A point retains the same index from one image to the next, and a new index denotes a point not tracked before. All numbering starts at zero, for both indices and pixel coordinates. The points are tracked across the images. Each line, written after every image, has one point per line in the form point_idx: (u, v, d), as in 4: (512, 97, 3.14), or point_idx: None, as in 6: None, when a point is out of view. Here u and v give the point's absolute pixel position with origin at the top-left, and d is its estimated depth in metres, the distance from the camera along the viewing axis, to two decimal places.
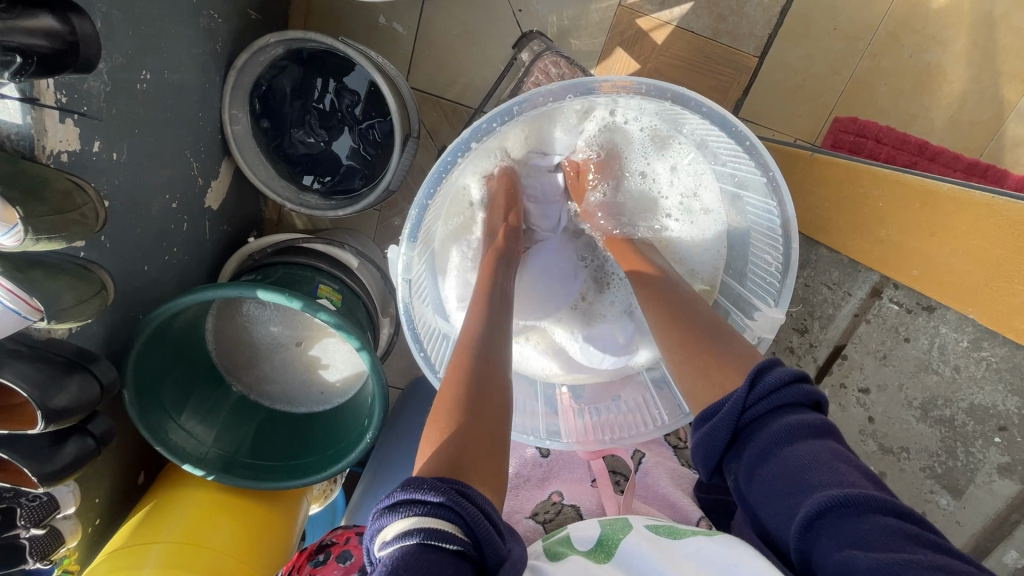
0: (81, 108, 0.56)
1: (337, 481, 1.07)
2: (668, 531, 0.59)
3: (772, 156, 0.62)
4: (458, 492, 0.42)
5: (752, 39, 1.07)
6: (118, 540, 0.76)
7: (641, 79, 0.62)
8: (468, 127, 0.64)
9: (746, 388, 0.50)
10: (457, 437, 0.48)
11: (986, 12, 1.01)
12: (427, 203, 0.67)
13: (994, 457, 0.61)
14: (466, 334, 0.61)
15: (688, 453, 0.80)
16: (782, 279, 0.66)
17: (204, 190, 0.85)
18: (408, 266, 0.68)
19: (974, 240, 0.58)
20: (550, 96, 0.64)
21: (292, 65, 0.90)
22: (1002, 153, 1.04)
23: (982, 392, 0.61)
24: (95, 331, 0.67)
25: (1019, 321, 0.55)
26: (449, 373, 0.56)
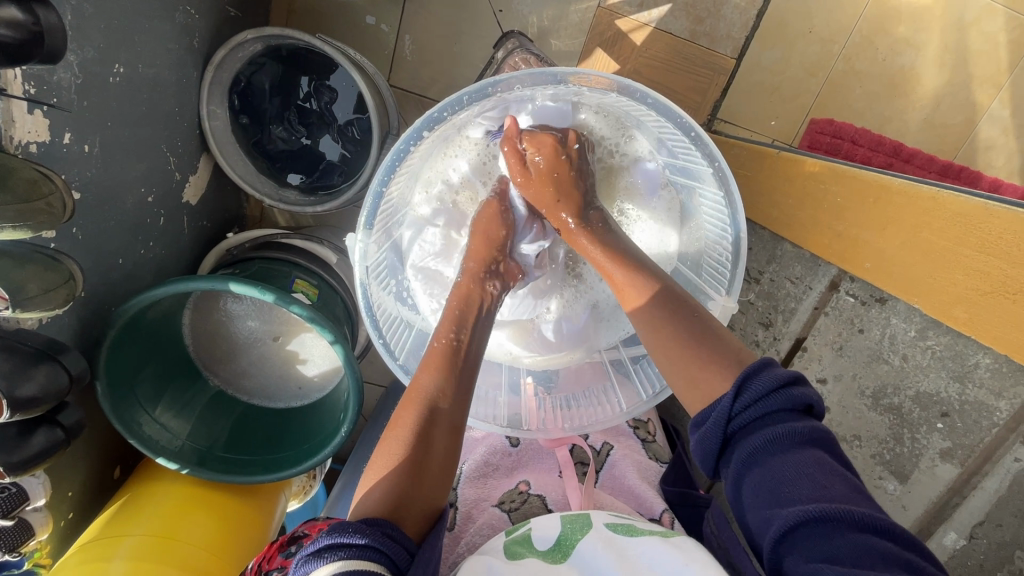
0: (50, 100, 0.56)
1: (317, 477, 1.07)
2: (627, 528, 0.59)
3: (716, 147, 0.65)
4: (385, 534, 0.45)
5: (729, 42, 1.09)
6: (91, 533, 0.75)
7: (591, 72, 0.63)
8: (419, 118, 0.65)
9: (731, 397, 0.50)
10: (386, 493, 0.48)
11: (957, 17, 1.03)
12: (383, 190, 0.68)
13: (936, 443, 0.63)
14: (420, 389, 0.55)
15: (656, 447, 0.80)
16: (733, 268, 0.67)
17: (182, 185, 0.85)
18: (365, 253, 0.69)
19: (920, 233, 0.60)
20: (501, 86, 0.65)
21: (271, 62, 0.90)
22: (974, 155, 1.06)
23: (926, 378, 0.62)
24: (66, 323, 0.67)
25: (960, 310, 0.57)
26: (397, 424, 0.53)
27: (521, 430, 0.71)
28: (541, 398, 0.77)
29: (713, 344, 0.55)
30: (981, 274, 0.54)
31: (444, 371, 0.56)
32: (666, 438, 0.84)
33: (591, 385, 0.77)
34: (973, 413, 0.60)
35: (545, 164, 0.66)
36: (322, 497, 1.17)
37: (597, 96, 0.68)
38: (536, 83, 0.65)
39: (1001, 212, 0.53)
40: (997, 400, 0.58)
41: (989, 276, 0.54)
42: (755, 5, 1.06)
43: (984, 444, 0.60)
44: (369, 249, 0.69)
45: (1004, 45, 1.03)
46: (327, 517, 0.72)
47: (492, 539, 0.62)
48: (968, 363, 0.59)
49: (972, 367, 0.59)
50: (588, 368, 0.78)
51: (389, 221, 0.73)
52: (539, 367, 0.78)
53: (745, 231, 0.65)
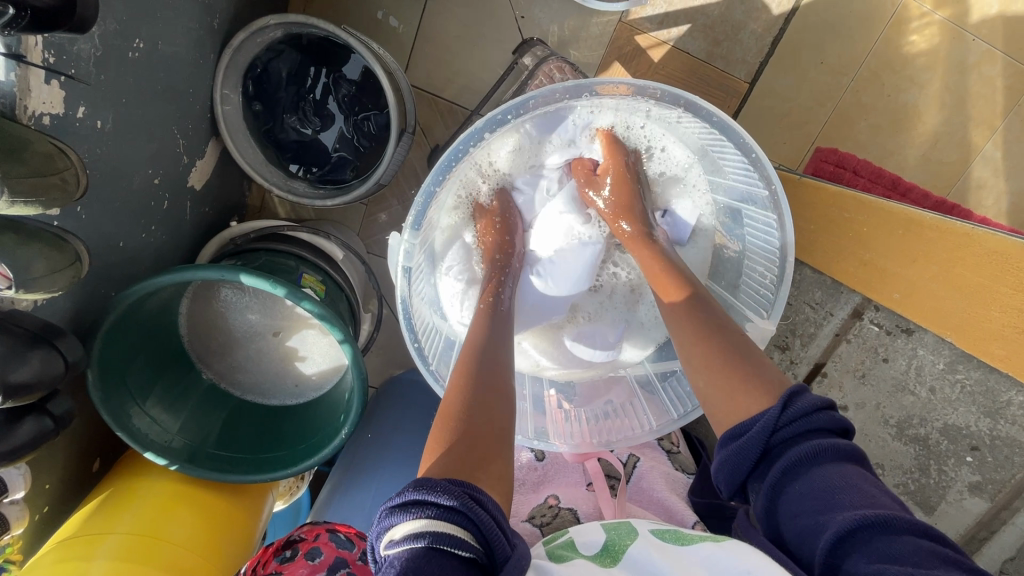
0: (69, 70, 0.54)
1: (304, 478, 1.04)
2: (673, 536, 0.58)
3: (774, 170, 0.64)
4: (468, 495, 0.44)
5: (744, 66, 1.11)
6: (67, 529, 0.71)
7: (652, 84, 0.63)
8: (482, 118, 0.64)
9: (778, 408, 0.50)
10: (450, 455, 0.49)
11: (960, 60, 1.07)
12: (433, 191, 0.67)
13: (964, 476, 0.66)
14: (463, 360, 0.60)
15: (680, 458, 0.80)
16: (775, 292, 0.67)
17: (189, 169, 0.82)
18: (409, 255, 0.68)
19: (952, 266, 0.61)
20: (566, 93, 0.64)
21: (289, 49, 0.88)
22: (967, 193, 1.10)
23: (955, 412, 0.65)
24: (61, 306, 0.63)
25: (995, 347, 0.59)
26: (447, 395, 0.56)
27: (549, 445, 0.70)
28: (565, 412, 0.77)
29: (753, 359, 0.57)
30: (1023, 313, 0.56)
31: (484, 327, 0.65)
32: (690, 450, 0.84)
33: (615, 400, 0.78)
34: (1005, 448, 0.64)
35: (619, 194, 0.73)
36: (306, 501, 1.13)
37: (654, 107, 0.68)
38: (590, 95, 0.65)
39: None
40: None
41: None
42: (771, 32, 1.09)
43: (1015, 480, 0.64)
44: (412, 252, 0.68)
45: (1001, 90, 1.07)
46: (328, 523, 0.72)
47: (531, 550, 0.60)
48: (1001, 401, 0.62)
49: (1004, 405, 0.62)
50: (611, 384, 0.80)
51: (429, 225, 0.71)
52: (561, 381, 0.81)
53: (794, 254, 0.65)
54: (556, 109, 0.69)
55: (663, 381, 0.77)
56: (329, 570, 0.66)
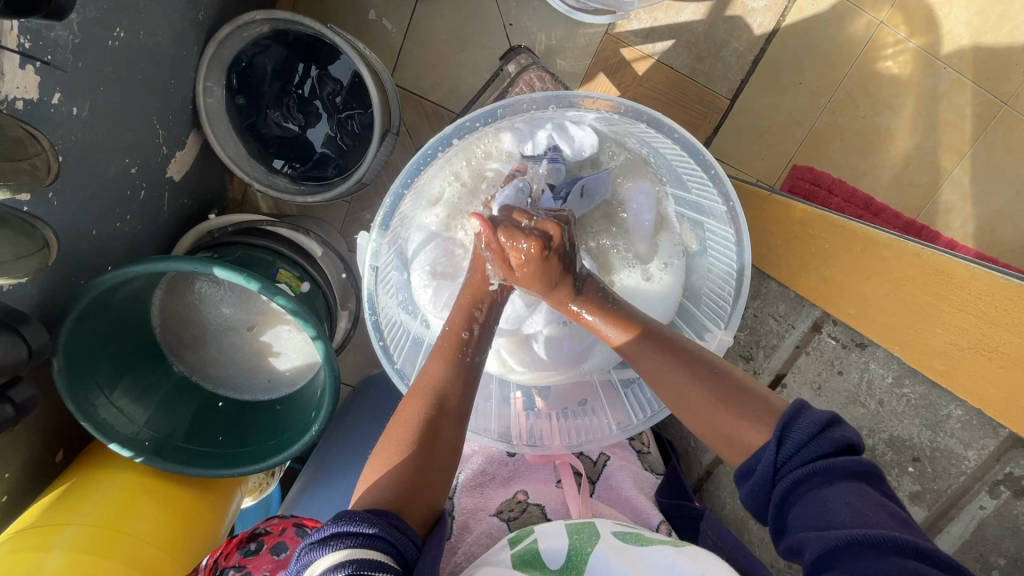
0: (45, 57, 0.54)
1: (275, 475, 1.04)
2: (634, 537, 0.60)
3: (733, 187, 0.66)
4: (391, 524, 0.46)
5: (725, 83, 1.13)
6: (24, 520, 0.70)
7: (620, 100, 0.65)
8: (452, 124, 0.65)
9: (774, 446, 0.50)
10: (398, 479, 0.51)
11: (931, 87, 1.11)
12: (404, 191, 0.68)
13: (906, 485, 0.66)
14: (427, 381, 0.57)
15: (651, 458, 0.81)
16: (732, 304, 0.69)
17: (168, 160, 0.81)
18: (376, 254, 0.69)
19: (905, 285, 0.64)
20: (535, 104, 0.66)
21: (276, 45, 0.88)
22: (934, 216, 1.14)
23: (900, 424, 0.66)
24: (27, 293, 0.62)
25: (938, 362, 0.61)
26: (403, 415, 0.55)
27: (513, 445, 0.71)
28: (534, 412, 0.77)
29: (744, 393, 0.55)
30: (963, 330, 0.59)
31: (452, 364, 0.58)
32: (661, 453, 0.84)
33: (584, 401, 0.77)
34: (942, 459, 0.63)
35: (530, 270, 0.59)
36: (276, 497, 1.12)
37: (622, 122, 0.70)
38: (561, 106, 0.67)
39: (981, 274, 0.58)
40: (965, 450, 0.62)
41: (968, 332, 0.59)
42: (752, 51, 1.11)
43: (951, 490, 0.63)
44: (381, 250, 0.69)
45: (970, 117, 1.10)
46: (296, 517, 0.72)
47: (495, 549, 0.60)
48: (940, 414, 0.63)
49: (943, 417, 0.63)
50: (581, 386, 0.78)
51: (400, 224, 0.73)
52: (531, 384, 0.78)
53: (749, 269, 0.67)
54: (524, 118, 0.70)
55: (627, 388, 0.76)
56: None
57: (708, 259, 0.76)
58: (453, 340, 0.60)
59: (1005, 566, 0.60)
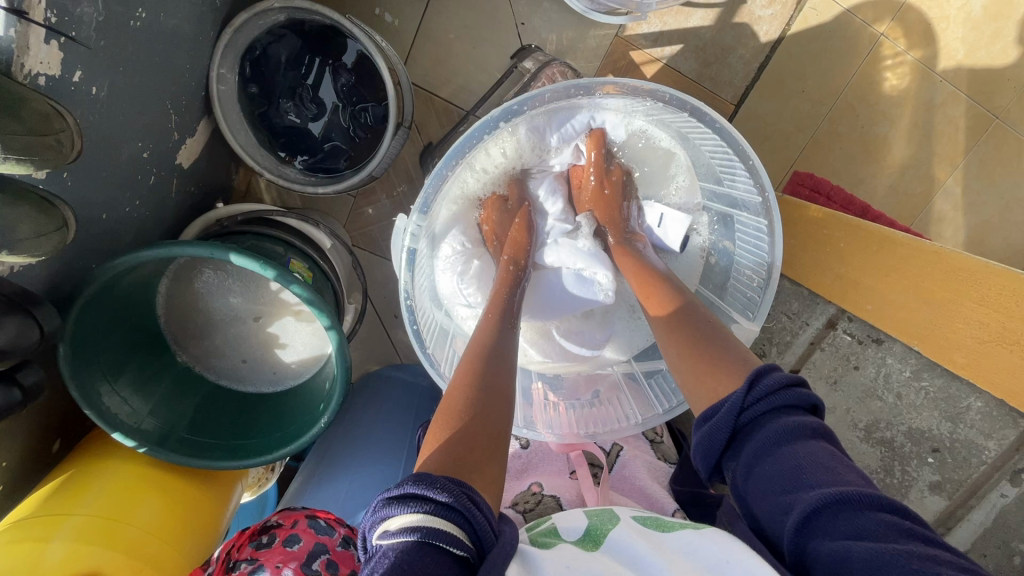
0: (70, 32, 0.53)
1: (275, 469, 1.02)
2: (654, 523, 0.60)
3: (768, 179, 0.66)
4: (465, 494, 0.43)
5: (730, 88, 1.15)
6: (24, 509, 0.68)
7: (661, 88, 0.65)
8: (499, 108, 0.65)
9: (744, 389, 0.51)
10: (456, 438, 0.49)
11: (927, 99, 1.14)
12: (444, 175, 0.68)
13: (926, 476, 0.69)
14: (472, 352, 0.60)
15: (663, 447, 0.82)
16: (762, 294, 0.69)
17: (179, 146, 0.80)
18: (413, 238, 0.69)
19: (921, 281, 0.66)
20: (584, 91, 0.67)
21: (291, 35, 0.88)
22: (929, 224, 1.17)
23: (920, 417, 0.68)
24: (36, 274, 0.61)
25: (958, 355, 0.63)
26: (453, 386, 0.55)
27: (533, 433, 0.70)
28: (551, 402, 0.77)
29: (721, 342, 0.59)
30: (981, 325, 0.61)
31: (494, 327, 0.63)
32: (673, 441, 0.85)
33: (601, 391, 0.79)
34: (963, 450, 0.66)
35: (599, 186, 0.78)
36: (274, 493, 1.10)
37: (662, 111, 0.71)
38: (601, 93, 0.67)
39: (1000, 270, 0.60)
40: (985, 440, 0.65)
41: (987, 326, 0.60)
42: (757, 58, 1.14)
43: (972, 480, 0.66)
44: (418, 235, 0.69)
45: (963, 129, 1.13)
46: (307, 509, 0.72)
47: (514, 535, 0.61)
48: (961, 405, 0.65)
49: (964, 409, 0.65)
50: (600, 376, 0.80)
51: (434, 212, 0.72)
52: (548, 372, 0.81)
53: (779, 262, 0.68)
54: (558, 107, 0.71)
55: (648, 377, 0.78)
56: (308, 557, 0.66)
57: (734, 253, 0.77)
58: (497, 316, 0.66)
59: None
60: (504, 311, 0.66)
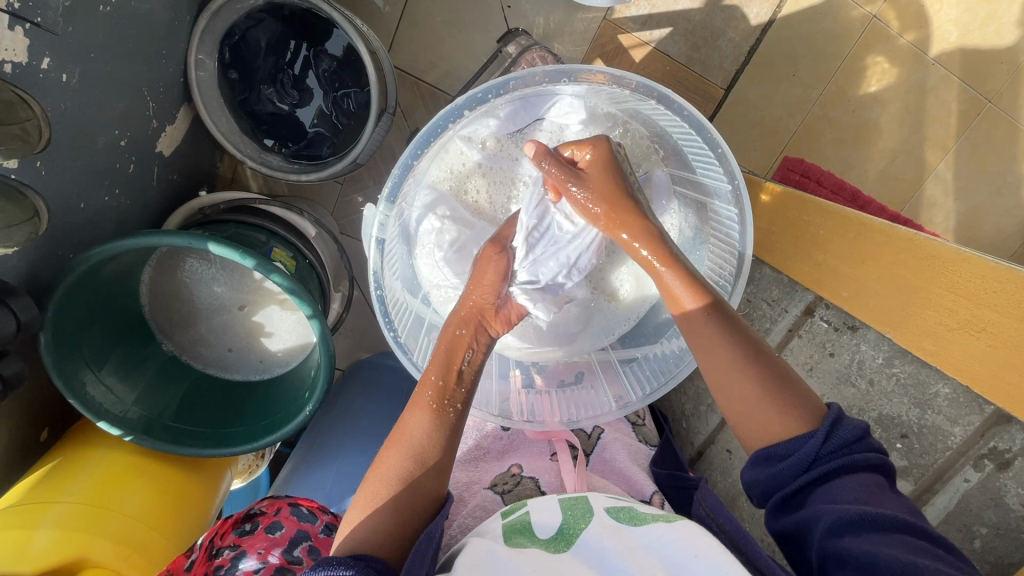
0: (35, 19, 0.53)
1: (265, 456, 1.03)
2: (628, 516, 0.60)
3: (738, 166, 0.67)
4: (368, 565, 0.49)
5: (721, 72, 1.14)
6: (11, 497, 0.68)
7: (630, 75, 0.65)
8: (462, 95, 0.66)
9: (822, 438, 0.51)
10: (372, 533, 0.53)
11: (920, 83, 1.12)
12: (412, 164, 0.69)
13: (894, 461, 0.69)
14: (409, 431, 0.59)
15: (645, 430, 0.84)
16: (734, 282, 0.70)
17: (158, 134, 0.79)
18: (383, 227, 0.70)
19: (897, 268, 0.66)
20: (549, 78, 0.66)
21: (270, 19, 0.86)
22: (917, 210, 1.16)
23: (890, 403, 0.68)
24: (13, 264, 0.61)
25: (928, 343, 0.63)
26: (383, 468, 0.57)
27: (511, 420, 0.72)
28: (531, 389, 0.78)
29: (791, 386, 0.56)
30: (950, 312, 0.61)
31: (433, 414, 0.59)
32: (654, 424, 0.87)
33: (582, 377, 0.79)
34: (930, 436, 0.66)
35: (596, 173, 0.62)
36: (265, 479, 1.11)
37: (633, 99, 0.69)
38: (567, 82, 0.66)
39: (972, 258, 0.61)
40: (951, 426, 0.64)
41: (955, 313, 0.61)
42: (748, 41, 1.12)
43: (937, 466, 0.66)
44: (388, 224, 0.69)
45: (955, 114, 1.12)
46: (290, 497, 0.74)
47: (489, 520, 0.63)
48: (930, 392, 0.65)
49: (932, 396, 0.65)
50: (581, 364, 0.79)
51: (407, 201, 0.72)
52: (527, 360, 0.79)
53: (750, 252, 0.68)
54: (534, 97, 0.70)
55: (625, 365, 0.78)
56: (290, 543, 0.68)
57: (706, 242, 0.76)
58: (433, 390, 0.60)
59: (987, 535, 0.63)
60: (443, 390, 0.60)
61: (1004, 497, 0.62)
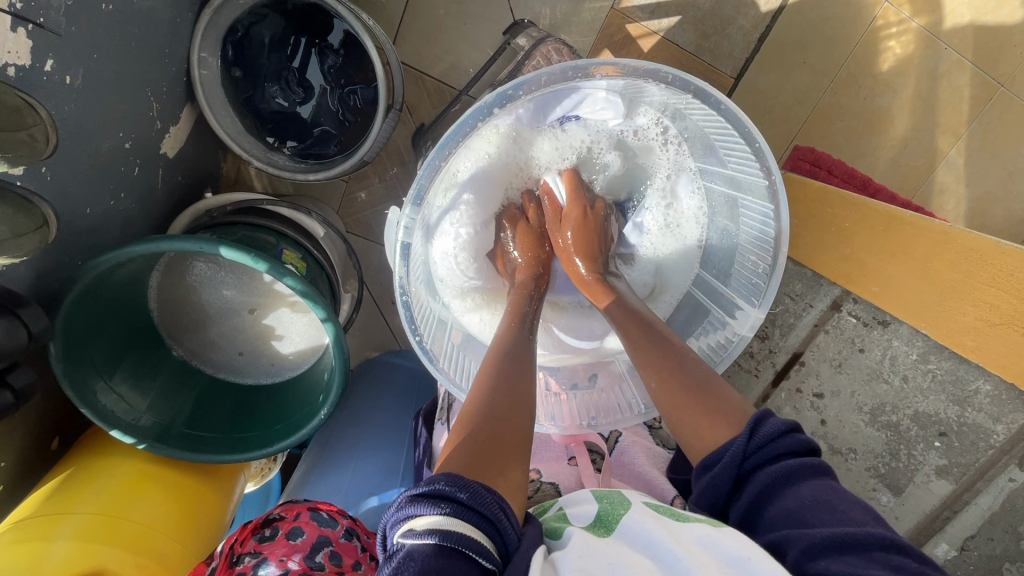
0: (37, 19, 0.51)
1: (277, 459, 1.02)
2: (669, 515, 0.54)
3: (776, 162, 0.64)
4: (499, 507, 0.42)
5: (730, 61, 1.12)
6: (25, 509, 0.67)
7: (667, 70, 0.63)
8: (493, 92, 0.62)
9: (745, 436, 0.52)
10: (482, 444, 0.47)
11: (932, 67, 1.11)
12: (439, 164, 0.65)
13: (932, 460, 0.69)
14: (500, 346, 0.61)
15: (662, 433, 0.83)
16: (768, 279, 0.69)
17: (162, 135, 0.77)
18: (408, 231, 0.66)
19: (930, 262, 0.66)
20: (581, 72, 0.62)
21: (273, 14, 0.84)
22: (930, 197, 1.15)
23: (926, 401, 0.69)
24: (21, 273, 0.59)
25: (968, 339, 0.63)
26: (479, 379, 0.56)
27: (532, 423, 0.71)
28: (553, 393, 0.78)
29: (710, 390, 0.58)
30: (994, 306, 0.61)
31: (519, 316, 0.66)
32: None
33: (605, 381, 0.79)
34: (971, 434, 0.66)
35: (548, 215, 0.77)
36: (277, 482, 1.10)
37: (667, 91, 0.67)
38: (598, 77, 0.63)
39: (1014, 251, 0.60)
40: (995, 424, 0.65)
41: (999, 308, 0.61)
42: (758, 29, 1.10)
43: (979, 463, 0.67)
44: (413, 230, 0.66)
45: (968, 99, 1.11)
46: (309, 501, 0.73)
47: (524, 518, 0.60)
48: (970, 389, 0.66)
49: (973, 393, 0.65)
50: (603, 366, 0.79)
51: (431, 203, 0.69)
52: (548, 364, 0.80)
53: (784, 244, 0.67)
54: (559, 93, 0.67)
55: None
56: (312, 549, 0.67)
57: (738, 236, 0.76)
58: (525, 296, 0.69)
59: None
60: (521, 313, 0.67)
61: None
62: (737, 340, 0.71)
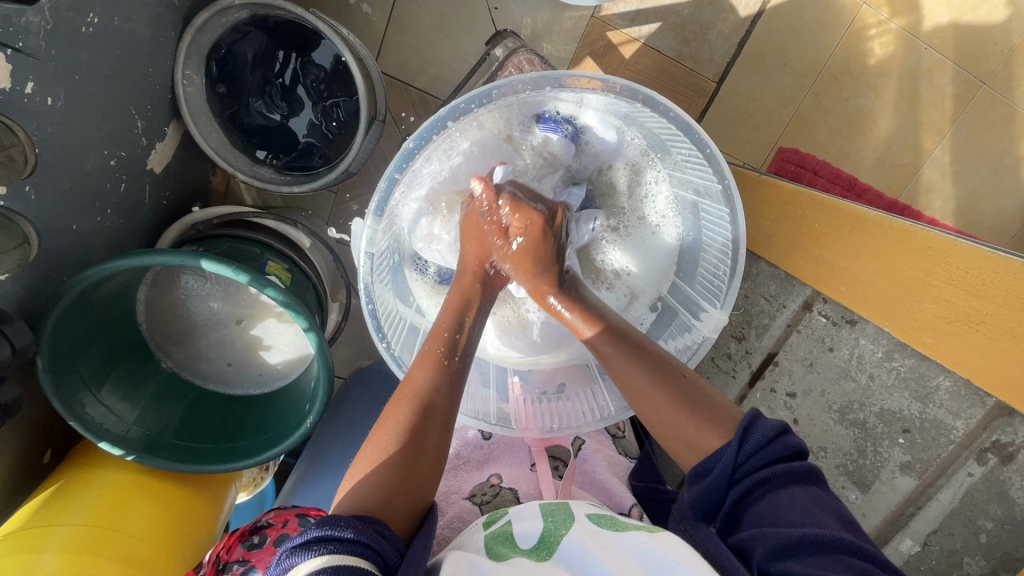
0: (17, 43, 0.53)
1: (269, 469, 1.03)
2: (610, 523, 0.61)
3: (728, 166, 0.66)
4: (377, 531, 0.47)
5: (711, 66, 1.13)
6: (17, 520, 0.69)
7: (614, 78, 0.64)
8: (447, 106, 0.64)
9: (735, 445, 0.53)
10: (377, 490, 0.51)
11: (913, 67, 1.12)
12: (398, 177, 0.67)
13: (897, 456, 0.70)
14: (411, 387, 0.58)
15: (625, 443, 0.84)
16: (729, 281, 0.70)
17: (148, 151, 0.79)
18: (371, 241, 0.68)
19: (893, 261, 0.67)
20: (529, 84, 0.64)
21: (256, 31, 0.86)
22: (916, 195, 1.15)
23: (891, 397, 0.69)
24: (7, 290, 0.61)
25: (927, 335, 0.64)
26: (386, 422, 0.55)
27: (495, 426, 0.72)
28: (523, 397, 0.78)
29: (705, 399, 0.59)
30: (949, 303, 0.62)
31: (435, 368, 0.59)
32: (636, 437, 0.88)
33: (576, 384, 0.79)
34: (931, 430, 0.67)
35: (528, 244, 0.63)
36: (271, 491, 1.11)
37: (620, 101, 0.68)
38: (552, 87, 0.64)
39: (970, 249, 0.61)
40: (953, 419, 0.65)
41: (955, 305, 0.61)
42: (738, 33, 1.11)
43: (941, 459, 0.67)
44: (376, 238, 0.68)
45: (950, 97, 1.12)
46: (296, 508, 0.74)
47: (472, 529, 0.63)
48: (930, 385, 0.66)
49: (933, 389, 0.66)
50: (574, 370, 0.80)
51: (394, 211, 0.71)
52: (522, 368, 0.80)
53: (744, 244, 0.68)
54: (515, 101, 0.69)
55: None
56: None
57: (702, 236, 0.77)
58: (442, 346, 0.60)
59: (993, 530, 0.64)
60: (447, 350, 0.60)
61: (1008, 490, 0.63)
62: (701, 343, 0.71)
